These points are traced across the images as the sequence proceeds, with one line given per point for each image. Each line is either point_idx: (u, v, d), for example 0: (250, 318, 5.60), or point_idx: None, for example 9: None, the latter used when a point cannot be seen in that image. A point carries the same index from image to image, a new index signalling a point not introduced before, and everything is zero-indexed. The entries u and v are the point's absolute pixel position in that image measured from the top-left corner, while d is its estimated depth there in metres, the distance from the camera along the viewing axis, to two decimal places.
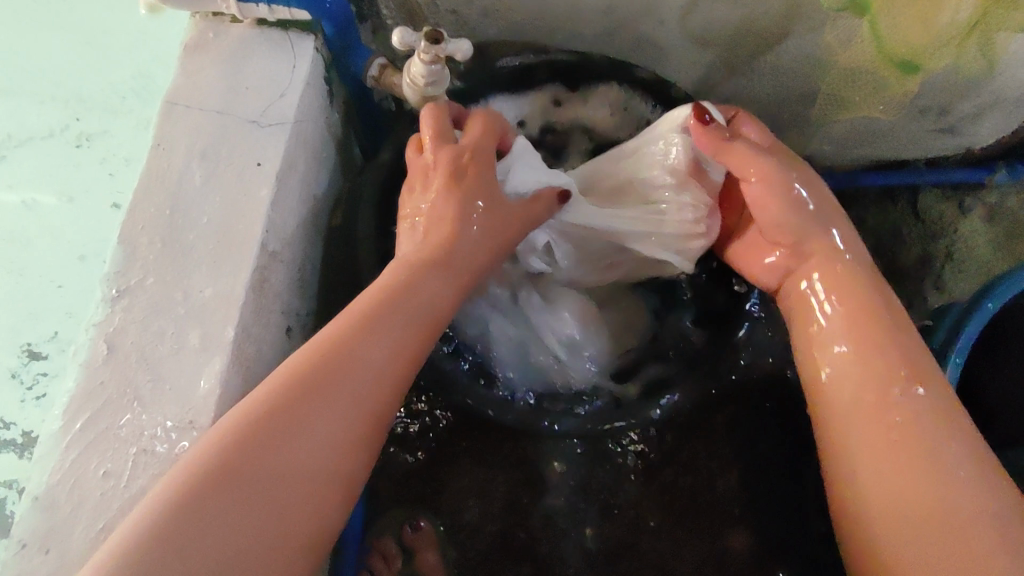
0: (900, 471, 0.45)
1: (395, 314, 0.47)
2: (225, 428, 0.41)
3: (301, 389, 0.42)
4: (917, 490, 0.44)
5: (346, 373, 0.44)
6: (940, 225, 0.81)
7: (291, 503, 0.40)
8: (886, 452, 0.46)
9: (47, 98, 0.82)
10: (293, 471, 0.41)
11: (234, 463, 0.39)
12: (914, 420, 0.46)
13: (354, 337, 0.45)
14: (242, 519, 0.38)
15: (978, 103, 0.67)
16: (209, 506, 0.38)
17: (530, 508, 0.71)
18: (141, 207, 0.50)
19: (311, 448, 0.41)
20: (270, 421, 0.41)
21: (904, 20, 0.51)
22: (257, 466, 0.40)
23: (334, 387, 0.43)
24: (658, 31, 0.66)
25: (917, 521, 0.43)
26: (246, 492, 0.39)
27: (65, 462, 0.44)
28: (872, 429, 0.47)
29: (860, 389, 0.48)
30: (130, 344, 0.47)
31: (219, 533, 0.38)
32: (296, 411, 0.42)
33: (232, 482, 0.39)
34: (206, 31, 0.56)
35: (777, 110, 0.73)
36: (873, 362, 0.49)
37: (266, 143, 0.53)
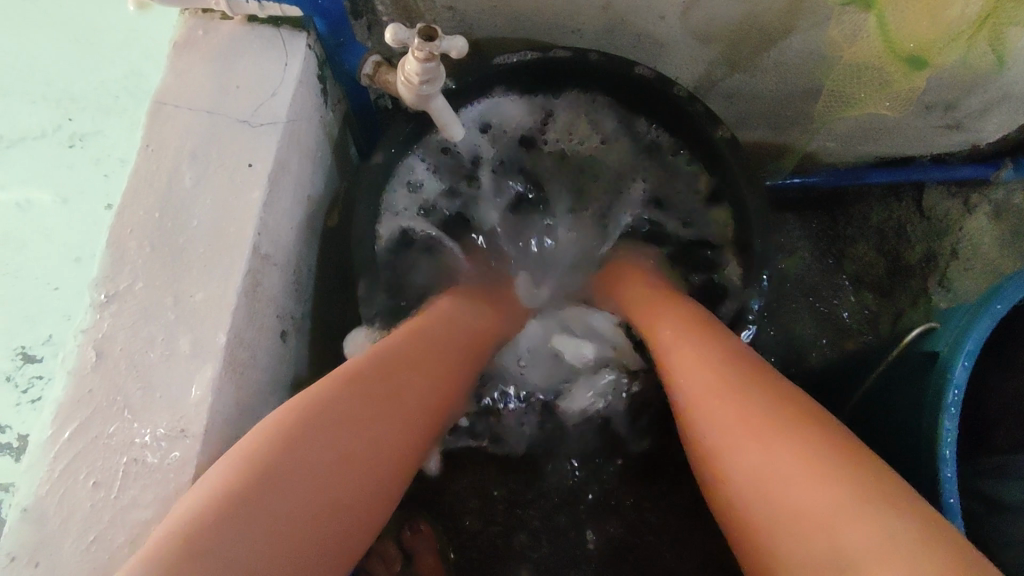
0: (760, 441, 0.41)
1: (426, 352, 0.51)
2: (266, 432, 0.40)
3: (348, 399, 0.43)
4: (780, 468, 0.39)
5: (383, 394, 0.45)
6: (946, 223, 0.78)
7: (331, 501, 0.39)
8: (741, 437, 0.42)
9: (38, 97, 0.81)
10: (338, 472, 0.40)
11: (286, 460, 0.38)
12: (758, 402, 0.42)
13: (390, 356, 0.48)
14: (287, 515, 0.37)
15: (985, 98, 0.65)
16: (255, 505, 0.36)
17: (531, 509, 0.70)
18: (129, 210, 0.49)
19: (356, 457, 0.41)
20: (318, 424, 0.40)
21: (912, 13, 0.50)
22: (304, 467, 0.39)
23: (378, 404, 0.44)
24: (658, 26, 0.65)
25: (789, 490, 0.38)
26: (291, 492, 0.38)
27: (54, 472, 0.43)
28: (732, 427, 0.43)
29: (696, 379, 0.47)
30: (119, 351, 0.46)
31: (263, 533, 0.36)
32: (331, 424, 0.41)
33: (279, 480, 0.37)
34: (195, 29, 0.55)
35: (780, 106, 0.72)
36: (725, 364, 0.47)
37: (257, 143, 0.52)
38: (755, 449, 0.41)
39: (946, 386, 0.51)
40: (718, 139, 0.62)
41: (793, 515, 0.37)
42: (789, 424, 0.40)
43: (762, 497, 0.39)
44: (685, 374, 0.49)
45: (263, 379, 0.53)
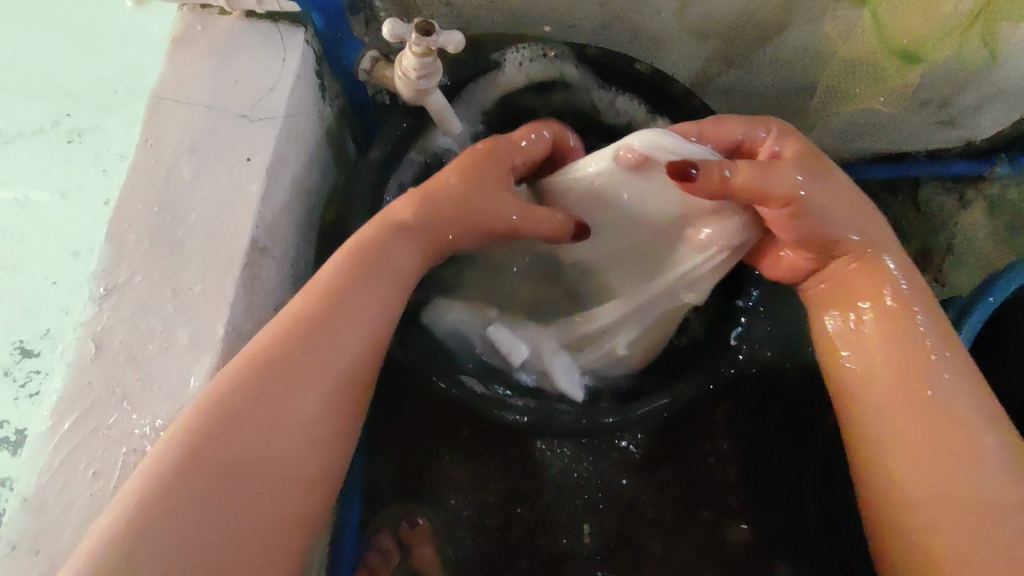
0: (931, 443, 0.46)
1: (349, 306, 0.46)
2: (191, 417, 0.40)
3: (255, 394, 0.41)
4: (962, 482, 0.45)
5: (310, 360, 0.43)
6: (940, 218, 0.80)
7: (264, 487, 0.40)
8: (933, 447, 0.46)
9: (37, 93, 0.81)
10: (267, 455, 0.41)
11: (198, 470, 0.38)
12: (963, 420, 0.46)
13: (319, 311, 0.45)
14: (222, 507, 0.38)
15: (979, 94, 0.66)
16: (178, 519, 0.37)
17: (528, 504, 0.70)
18: (129, 204, 0.49)
19: (274, 449, 0.41)
20: (227, 428, 0.40)
21: (906, 9, 0.51)
22: (220, 475, 0.39)
23: (292, 388, 0.42)
24: (656, 23, 0.65)
25: (945, 506, 0.45)
26: (214, 502, 0.38)
27: (54, 463, 0.43)
28: (929, 441, 0.47)
29: (887, 352, 0.48)
30: (119, 344, 0.46)
31: (190, 547, 0.37)
32: (252, 413, 0.41)
33: (198, 494, 0.38)
34: (194, 24, 0.55)
35: (776, 103, 0.72)
36: (906, 356, 0.48)
37: (255, 138, 0.52)
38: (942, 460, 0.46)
39: None
40: None
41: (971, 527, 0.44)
42: (962, 430, 0.46)
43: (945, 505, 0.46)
44: (872, 341, 0.49)
45: None
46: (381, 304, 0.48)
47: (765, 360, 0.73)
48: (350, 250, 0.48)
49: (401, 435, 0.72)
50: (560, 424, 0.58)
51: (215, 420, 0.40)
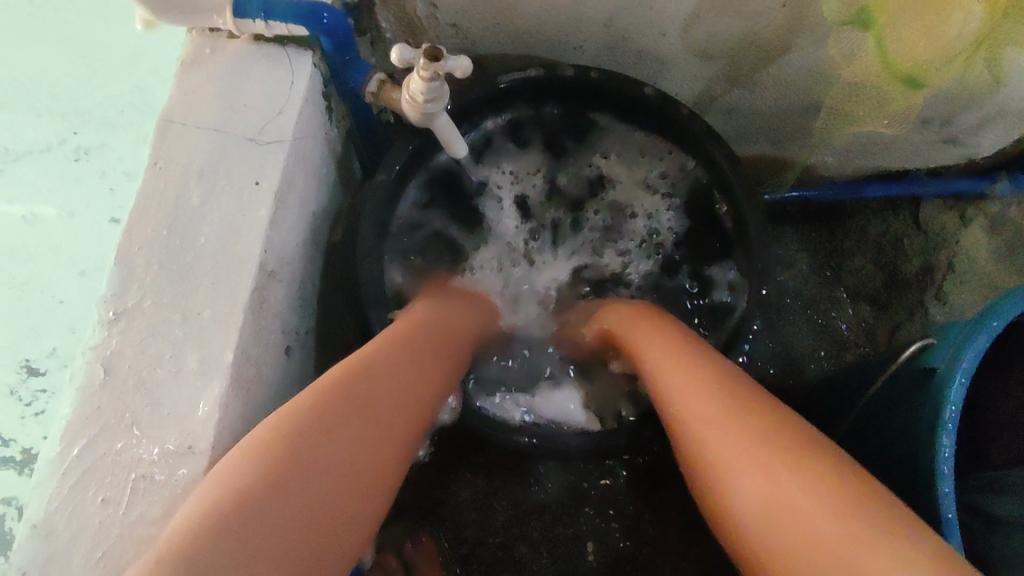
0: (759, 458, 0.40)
1: (408, 359, 0.50)
2: (273, 428, 0.40)
3: (337, 415, 0.41)
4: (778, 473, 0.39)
5: (384, 391, 0.46)
6: (943, 236, 0.80)
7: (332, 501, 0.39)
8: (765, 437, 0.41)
9: (44, 112, 0.82)
10: (340, 468, 0.40)
11: (276, 474, 0.37)
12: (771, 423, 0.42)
13: (389, 356, 0.48)
14: (293, 514, 0.36)
15: (981, 115, 0.66)
16: (252, 511, 0.35)
17: (534, 522, 0.70)
18: (138, 228, 0.50)
19: (353, 461, 0.41)
20: (308, 442, 0.39)
21: (910, 33, 0.51)
22: (299, 486, 0.37)
23: (364, 415, 0.43)
24: (659, 44, 0.65)
25: (785, 520, 0.37)
26: (289, 499, 0.36)
27: (62, 490, 0.43)
28: (748, 441, 0.41)
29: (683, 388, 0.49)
30: (128, 368, 0.46)
31: (268, 542, 0.35)
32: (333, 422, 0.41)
33: (274, 500, 0.36)
34: (203, 47, 0.55)
35: (779, 122, 0.73)
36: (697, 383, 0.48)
37: (264, 161, 0.52)
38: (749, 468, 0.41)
39: (942, 403, 0.51)
40: (720, 158, 0.62)
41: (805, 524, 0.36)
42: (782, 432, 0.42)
43: (824, 531, 0.35)
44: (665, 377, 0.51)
45: (268, 395, 0.53)
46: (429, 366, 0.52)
47: None
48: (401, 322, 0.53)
49: None
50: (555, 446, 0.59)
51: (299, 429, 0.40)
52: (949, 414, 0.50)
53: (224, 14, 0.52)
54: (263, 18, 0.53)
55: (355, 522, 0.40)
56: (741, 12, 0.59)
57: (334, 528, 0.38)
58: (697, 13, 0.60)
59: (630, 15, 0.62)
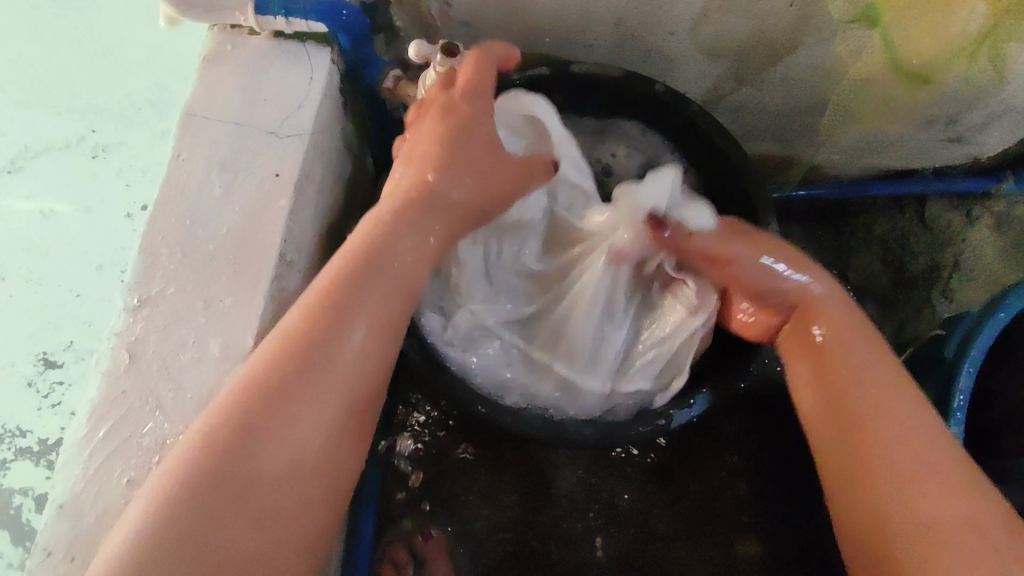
0: (914, 470, 0.44)
1: (345, 315, 0.45)
2: (207, 428, 0.40)
3: (266, 404, 0.41)
4: (927, 467, 0.44)
5: (323, 360, 0.43)
6: (948, 234, 0.81)
7: (278, 492, 0.40)
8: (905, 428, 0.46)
9: (63, 110, 0.83)
10: (278, 459, 0.41)
11: (210, 482, 0.38)
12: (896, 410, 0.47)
13: (327, 316, 0.44)
14: (238, 516, 0.38)
15: (985, 113, 0.67)
16: (192, 524, 0.37)
17: (542, 515, 0.71)
18: (162, 217, 0.51)
19: (297, 449, 0.41)
20: (234, 453, 0.39)
21: (914, 30, 0.52)
22: (228, 502, 0.38)
23: (292, 402, 0.42)
24: (668, 43, 0.67)
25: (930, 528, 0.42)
26: (232, 503, 0.39)
27: (89, 470, 0.44)
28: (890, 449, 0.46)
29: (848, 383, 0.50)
30: (152, 353, 0.47)
31: (219, 544, 0.38)
32: (264, 418, 0.41)
33: (207, 524, 0.38)
34: (224, 44, 0.57)
35: (786, 121, 0.74)
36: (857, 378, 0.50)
37: (284, 154, 0.54)
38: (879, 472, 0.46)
39: (951, 392, 0.52)
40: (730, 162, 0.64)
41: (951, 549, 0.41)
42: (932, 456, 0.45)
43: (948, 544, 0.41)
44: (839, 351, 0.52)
45: None
46: (381, 309, 0.47)
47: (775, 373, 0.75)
48: (347, 264, 0.47)
49: (418, 448, 0.73)
50: (558, 436, 0.59)
51: (226, 432, 0.40)
52: (958, 402, 0.51)
53: (245, 11, 0.54)
54: (284, 15, 0.54)
55: (314, 494, 0.42)
56: (749, 10, 0.60)
57: (280, 510, 0.40)
58: (706, 12, 0.61)
59: (640, 14, 0.63)
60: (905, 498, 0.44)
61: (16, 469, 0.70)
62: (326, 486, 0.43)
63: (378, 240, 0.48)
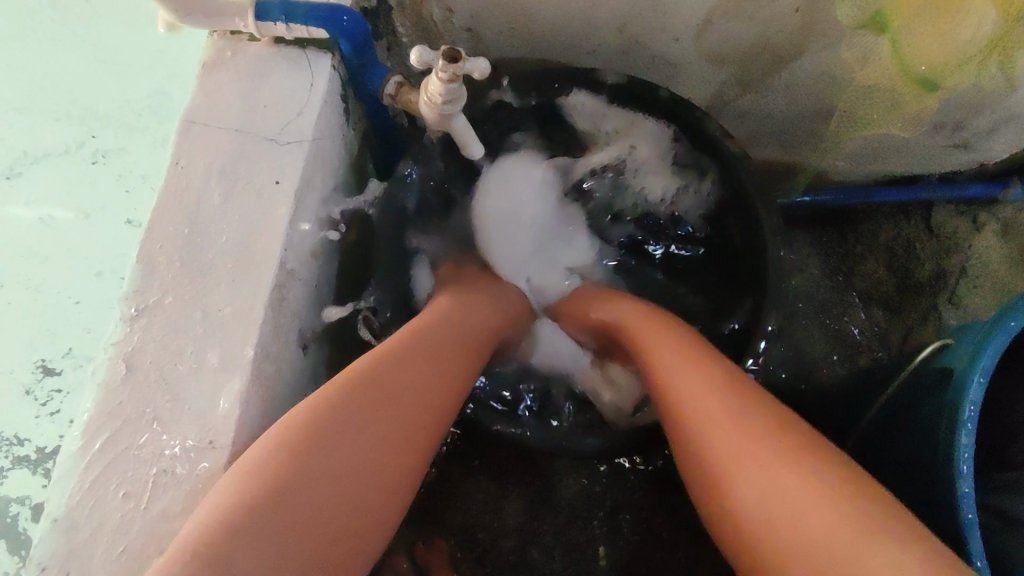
0: (763, 465, 0.42)
1: (428, 363, 0.49)
2: (292, 428, 0.41)
3: (356, 411, 0.42)
4: (767, 457, 0.42)
5: (406, 384, 0.46)
6: (953, 241, 0.79)
7: (350, 498, 0.40)
8: (729, 434, 0.45)
9: (62, 116, 0.83)
10: (360, 466, 0.41)
11: (297, 477, 0.38)
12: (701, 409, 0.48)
13: (411, 352, 0.48)
14: (315, 516, 0.38)
15: (993, 119, 0.66)
16: (275, 516, 0.37)
17: (545, 524, 0.70)
18: (160, 225, 0.50)
19: (376, 459, 0.42)
20: (321, 452, 0.40)
21: (923, 36, 0.51)
22: (293, 507, 0.37)
23: (375, 429, 0.43)
24: (672, 49, 0.66)
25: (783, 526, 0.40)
26: (311, 503, 0.38)
27: (84, 483, 0.43)
28: (737, 442, 0.44)
29: (692, 384, 0.50)
30: (149, 364, 0.46)
31: (296, 540, 0.37)
32: (352, 424, 0.42)
33: (288, 518, 0.37)
34: (224, 50, 0.56)
35: (791, 126, 0.73)
36: (702, 375, 0.50)
37: (284, 161, 0.53)
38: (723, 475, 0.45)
39: (960, 403, 0.51)
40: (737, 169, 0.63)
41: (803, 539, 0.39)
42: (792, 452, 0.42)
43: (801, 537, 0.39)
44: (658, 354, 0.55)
45: (287, 393, 0.53)
46: (454, 371, 0.51)
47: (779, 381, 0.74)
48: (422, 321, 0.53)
49: None
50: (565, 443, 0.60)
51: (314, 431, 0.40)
52: (969, 412, 0.49)
53: (246, 17, 0.54)
54: (284, 21, 0.54)
55: (359, 530, 0.40)
56: (754, 16, 0.60)
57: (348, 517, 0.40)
58: (709, 18, 0.61)
59: (643, 19, 0.63)
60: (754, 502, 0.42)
61: (13, 477, 0.70)
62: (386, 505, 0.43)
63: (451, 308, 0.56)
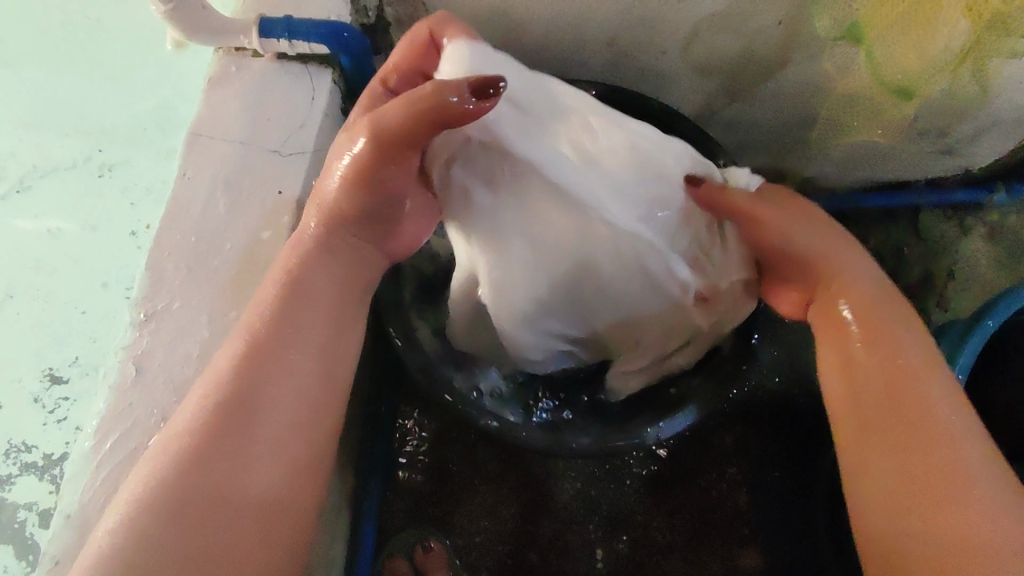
0: (930, 474, 0.41)
1: (310, 321, 0.46)
2: (183, 432, 0.41)
3: (232, 403, 0.42)
4: (942, 468, 0.41)
5: (287, 353, 0.44)
6: (941, 245, 0.82)
7: (243, 491, 0.40)
8: (910, 434, 0.43)
9: (71, 131, 0.85)
10: (248, 458, 0.41)
11: (179, 493, 0.39)
12: (917, 359, 0.45)
13: (292, 311, 0.46)
14: (208, 523, 0.39)
15: (975, 125, 0.69)
16: (164, 532, 0.38)
17: (542, 528, 0.71)
18: (168, 234, 0.52)
19: (263, 445, 0.42)
20: (202, 458, 0.40)
21: (900, 47, 0.53)
22: (185, 523, 0.38)
23: (243, 427, 0.41)
24: (661, 60, 0.68)
25: (928, 517, 0.41)
26: (202, 514, 0.39)
27: (95, 481, 0.45)
28: (915, 451, 0.42)
29: (881, 369, 0.45)
30: (158, 367, 0.48)
31: (188, 549, 0.38)
32: (232, 420, 0.41)
33: (181, 531, 0.38)
34: (228, 66, 0.58)
35: (779, 135, 0.75)
36: (902, 371, 0.44)
37: (287, 172, 0.55)
38: (906, 425, 0.43)
39: None
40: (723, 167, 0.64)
41: (938, 544, 0.40)
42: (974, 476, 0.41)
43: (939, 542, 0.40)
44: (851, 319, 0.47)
45: None
46: (315, 326, 0.46)
47: (772, 384, 0.76)
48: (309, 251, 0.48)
49: (418, 462, 0.73)
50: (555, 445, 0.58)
51: (197, 436, 0.41)
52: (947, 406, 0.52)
53: (250, 34, 0.56)
54: (287, 38, 0.56)
55: (267, 513, 0.41)
56: (739, 29, 0.62)
57: (248, 511, 0.40)
58: (696, 30, 0.63)
59: (633, 33, 0.65)
60: (911, 501, 0.41)
61: (23, 483, 0.72)
62: (300, 474, 0.43)
63: (307, 264, 0.47)
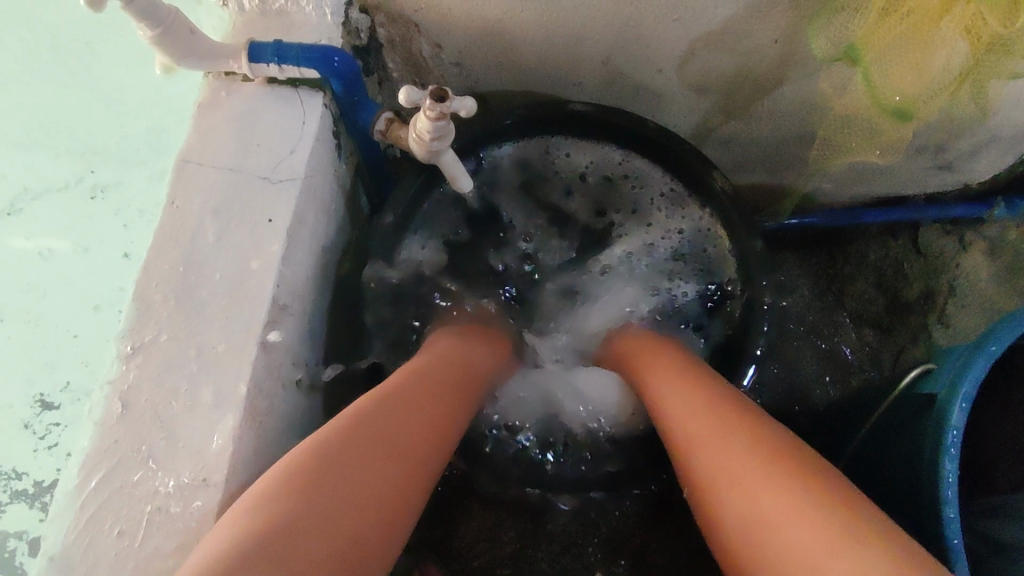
0: (741, 485, 0.43)
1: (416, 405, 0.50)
2: (282, 472, 0.42)
3: (349, 443, 0.43)
4: (737, 475, 0.44)
5: (398, 421, 0.47)
6: (941, 261, 0.79)
7: (336, 525, 0.39)
8: (718, 454, 0.46)
9: (62, 152, 0.84)
10: (349, 495, 0.41)
11: (278, 517, 0.38)
12: (701, 398, 0.52)
13: (403, 394, 0.50)
14: (300, 548, 0.37)
15: (973, 141, 0.68)
16: (258, 555, 0.35)
17: (540, 552, 0.70)
18: (155, 265, 0.51)
19: (363, 487, 0.42)
20: (301, 488, 0.40)
21: (897, 67, 0.52)
22: (279, 549, 0.36)
23: (350, 466, 0.42)
24: (657, 79, 0.68)
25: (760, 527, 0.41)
26: (296, 540, 0.37)
27: (80, 521, 0.44)
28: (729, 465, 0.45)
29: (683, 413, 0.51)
30: (144, 402, 0.47)
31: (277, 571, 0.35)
32: (341, 458, 0.42)
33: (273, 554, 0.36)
34: (218, 90, 0.58)
35: (776, 152, 0.75)
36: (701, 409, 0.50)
37: (277, 199, 0.54)
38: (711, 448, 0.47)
39: (944, 427, 0.52)
40: (718, 188, 0.65)
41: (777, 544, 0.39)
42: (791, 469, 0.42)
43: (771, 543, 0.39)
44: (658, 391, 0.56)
45: (281, 427, 0.54)
46: (425, 420, 0.49)
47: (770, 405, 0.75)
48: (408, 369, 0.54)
49: None
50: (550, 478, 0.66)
51: (299, 472, 0.41)
52: (950, 436, 0.50)
53: (239, 59, 0.55)
54: (276, 62, 0.55)
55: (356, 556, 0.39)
56: (734, 48, 0.61)
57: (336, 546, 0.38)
58: (692, 50, 0.62)
59: (628, 53, 0.65)
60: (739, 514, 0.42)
61: (12, 511, 0.71)
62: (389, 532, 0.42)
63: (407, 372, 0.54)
